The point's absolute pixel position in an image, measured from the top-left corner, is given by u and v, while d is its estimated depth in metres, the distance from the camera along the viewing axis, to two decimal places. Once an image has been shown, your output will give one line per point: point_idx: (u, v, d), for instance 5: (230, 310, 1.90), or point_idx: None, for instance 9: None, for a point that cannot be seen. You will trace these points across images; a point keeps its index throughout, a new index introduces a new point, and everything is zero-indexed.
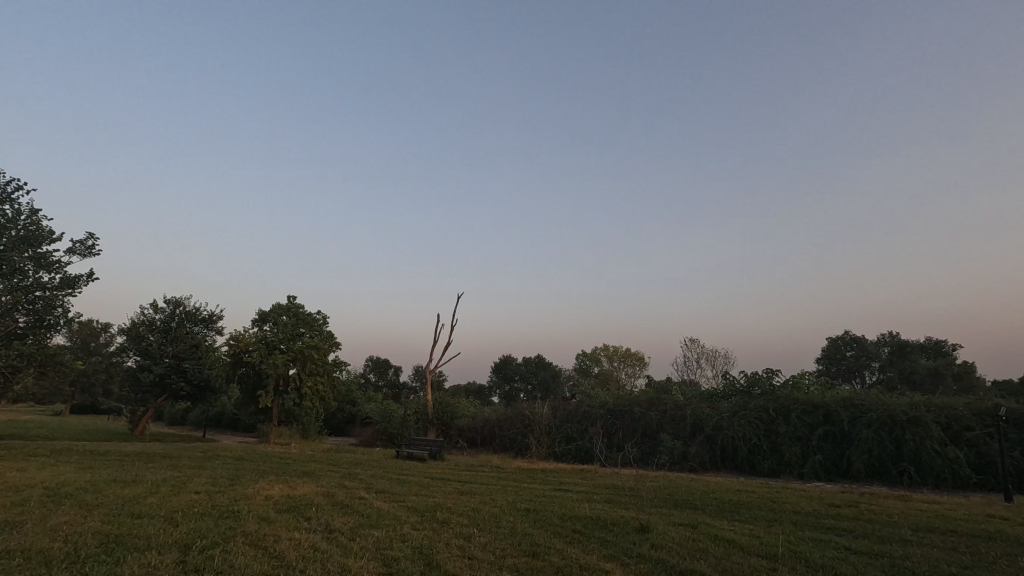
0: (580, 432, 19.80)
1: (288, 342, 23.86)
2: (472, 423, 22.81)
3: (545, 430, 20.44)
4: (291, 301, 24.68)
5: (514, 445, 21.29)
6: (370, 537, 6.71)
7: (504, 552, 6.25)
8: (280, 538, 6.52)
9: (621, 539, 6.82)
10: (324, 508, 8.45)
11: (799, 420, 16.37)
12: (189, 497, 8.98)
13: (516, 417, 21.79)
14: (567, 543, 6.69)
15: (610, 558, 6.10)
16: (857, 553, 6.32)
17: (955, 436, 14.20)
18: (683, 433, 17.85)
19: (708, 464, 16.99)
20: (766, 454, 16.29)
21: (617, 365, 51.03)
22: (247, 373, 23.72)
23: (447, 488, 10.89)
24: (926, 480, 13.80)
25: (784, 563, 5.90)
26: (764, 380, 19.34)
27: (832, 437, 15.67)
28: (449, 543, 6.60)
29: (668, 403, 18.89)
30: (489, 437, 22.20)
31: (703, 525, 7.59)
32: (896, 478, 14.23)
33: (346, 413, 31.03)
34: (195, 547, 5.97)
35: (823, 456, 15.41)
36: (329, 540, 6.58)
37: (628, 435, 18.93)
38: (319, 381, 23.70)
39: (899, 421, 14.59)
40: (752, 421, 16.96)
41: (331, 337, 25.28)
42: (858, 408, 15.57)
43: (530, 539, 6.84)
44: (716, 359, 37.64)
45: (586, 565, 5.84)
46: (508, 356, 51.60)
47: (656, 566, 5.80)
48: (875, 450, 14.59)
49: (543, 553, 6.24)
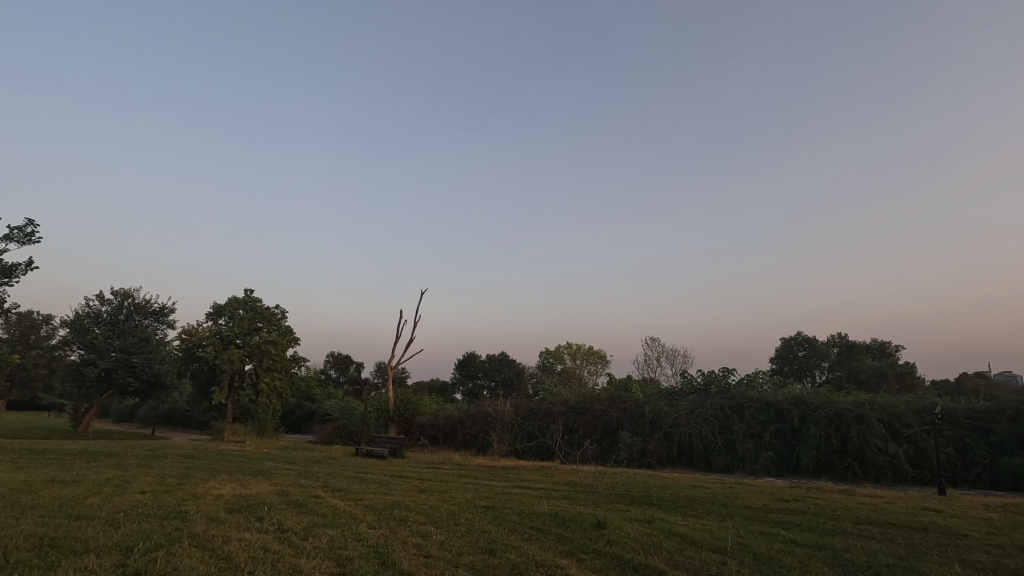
0: (541, 429, 19.94)
1: (244, 337, 23.17)
2: (434, 420, 22.63)
3: (506, 427, 20.48)
4: (248, 293, 23.98)
5: (476, 441, 21.26)
6: (324, 537, 6.57)
7: (461, 549, 6.25)
8: (230, 538, 6.33)
9: (578, 536, 6.90)
10: (277, 507, 8.24)
11: (753, 418, 16.91)
12: (133, 497, 8.60)
13: (479, 413, 21.76)
14: (524, 540, 6.72)
15: (567, 554, 6.16)
16: (802, 546, 6.57)
17: (896, 432, 14.94)
18: (642, 431, 18.21)
19: (666, 460, 17.33)
20: (720, 450, 16.73)
21: (580, 363, 51.59)
22: (200, 369, 22.91)
23: (406, 486, 10.80)
24: (868, 475, 14.43)
25: (733, 557, 6.08)
26: (720, 378, 19.86)
27: (783, 434, 16.28)
28: (406, 541, 6.53)
29: (628, 401, 19.23)
30: (451, 434, 22.06)
31: (658, 520, 7.77)
32: (841, 473, 14.85)
33: (305, 409, 30.33)
34: (137, 549, 5.73)
35: (775, 452, 15.96)
36: (281, 541, 6.42)
37: (588, 432, 19.14)
38: (277, 377, 23.08)
39: (845, 418, 15.29)
40: (708, 419, 17.45)
41: (290, 332, 24.71)
42: (808, 406, 16.26)
43: (487, 536, 6.84)
44: (676, 358, 38.62)
45: (542, 561, 5.89)
46: (472, 353, 51.34)
47: (611, 562, 5.89)
48: (823, 446, 15.20)
49: (498, 551, 6.26)
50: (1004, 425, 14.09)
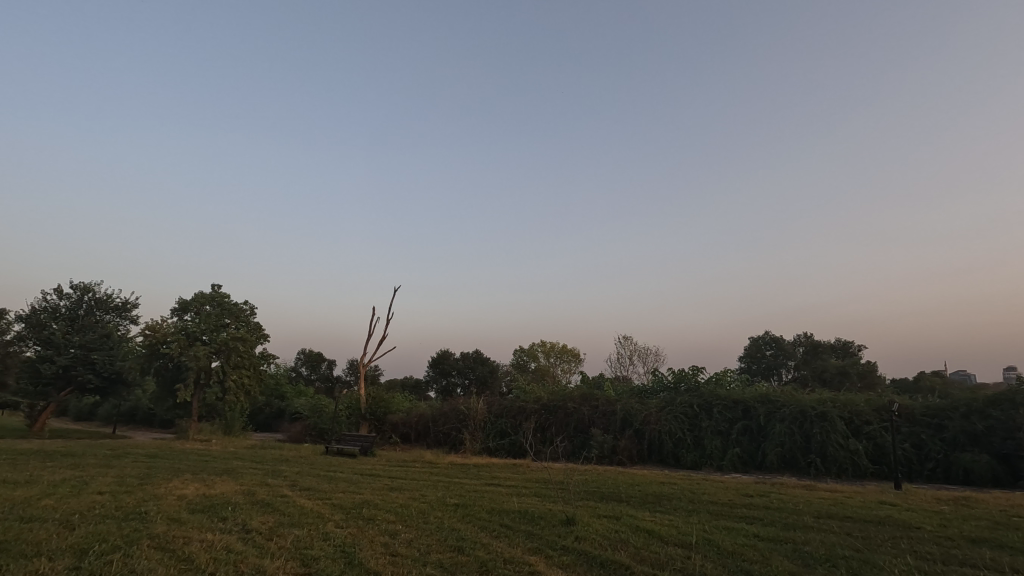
0: (514, 427, 19.96)
1: (211, 334, 22.65)
2: (407, 418, 22.48)
3: (479, 425, 20.44)
4: (216, 289, 23.41)
5: (448, 440, 21.20)
6: (289, 537, 6.48)
7: (429, 548, 6.21)
8: (190, 539, 6.17)
9: (547, 532, 6.95)
10: (242, 507, 8.08)
11: (721, 415, 17.24)
12: (91, 498, 8.34)
13: (451, 411, 21.65)
14: (494, 538, 6.73)
15: (535, 551, 6.20)
16: (764, 539, 6.74)
17: (856, 429, 15.45)
18: (613, 428, 18.41)
19: (636, 457, 17.56)
20: (689, 447, 17.05)
21: (553, 361, 51.94)
22: (165, 366, 22.27)
23: (376, 484, 10.71)
24: (830, 470, 14.88)
25: (697, 551, 6.21)
26: (690, 376, 20.22)
27: (749, 431, 16.66)
28: (374, 541, 6.46)
29: (600, 399, 19.41)
30: (423, 432, 21.93)
31: (626, 516, 7.87)
32: (804, 469, 15.27)
33: (274, 407, 29.79)
34: (92, 551, 5.55)
35: (741, 449, 16.33)
36: (244, 541, 6.30)
37: (560, 430, 19.27)
38: (245, 374, 22.60)
39: (809, 415, 15.74)
40: (677, 416, 17.75)
41: (259, 329, 24.26)
42: (774, 404, 16.68)
43: (456, 534, 6.82)
44: (648, 356, 39.15)
45: (511, 558, 5.91)
46: (446, 351, 51.08)
47: (578, 558, 5.95)
48: (787, 443, 15.62)
49: (467, 548, 6.25)
50: (957, 421, 14.68)
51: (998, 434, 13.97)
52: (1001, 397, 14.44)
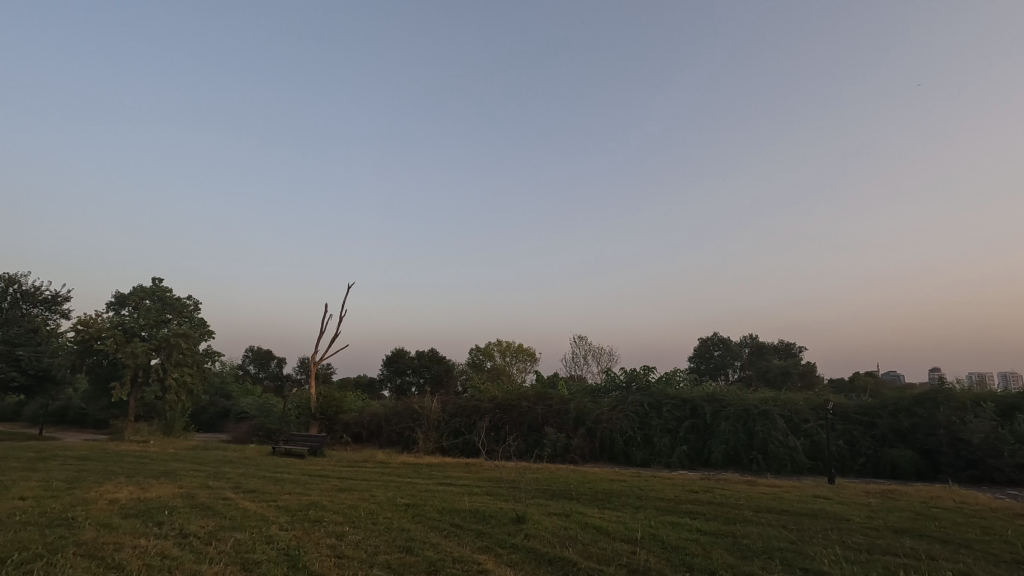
0: (468, 426, 19.92)
1: (151, 329, 21.58)
2: (359, 418, 22.08)
3: (432, 425, 20.29)
4: (157, 283, 22.33)
5: (401, 439, 20.93)
6: (229, 540, 6.25)
7: (377, 549, 6.13)
8: (122, 546, 5.87)
9: (497, 531, 6.97)
10: (180, 511, 7.75)
11: (670, 413, 17.75)
12: (11, 504, 7.79)
13: (405, 410, 21.37)
14: (443, 537, 6.71)
15: (484, 549, 6.22)
16: (706, 534, 6.98)
17: (795, 426, 16.20)
18: (566, 426, 18.63)
19: (588, 455, 17.85)
20: (640, 445, 17.47)
21: (509, 360, 52.13)
22: (99, 363, 21.03)
23: (325, 486, 10.45)
24: (770, 466, 15.53)
25: (642, 546, 6.37)
26: (641, 376, 20.68)
27: (696, 428, 17.22)
28: (320, 542, 6.33)
29: (553, 398, 19.59)
30: (376, 432, 21.58)
31: (575, 513, 7.99)
32: (746, 465, 15.91)
33: (219, 407, 28.66)
34: (9, 561, 5.19)
35: (689, 446, 16.85)
36: (181, 546, 6.04)
37: (514, 429, 19.38)
38: (187, 372, 21.62)
39: (752, 414, 16.40)
40: (628, 415, 18.14)
41: (204, 325, 23.34)
42: (720, 403, 17.29)
43: (406, 535, 6.75)
44: (602, 356, 39.83)
45: (459, 557, 5.89)
46: (401, 349, 50.39)
47: (527, 556, 6.00)
48: (731, 440, 16.23)
49: (416, 548, 6.20)
50: (886, 419, 15.61)
51: (922, 431, 14.95)
52: (925, 396, 15.45)
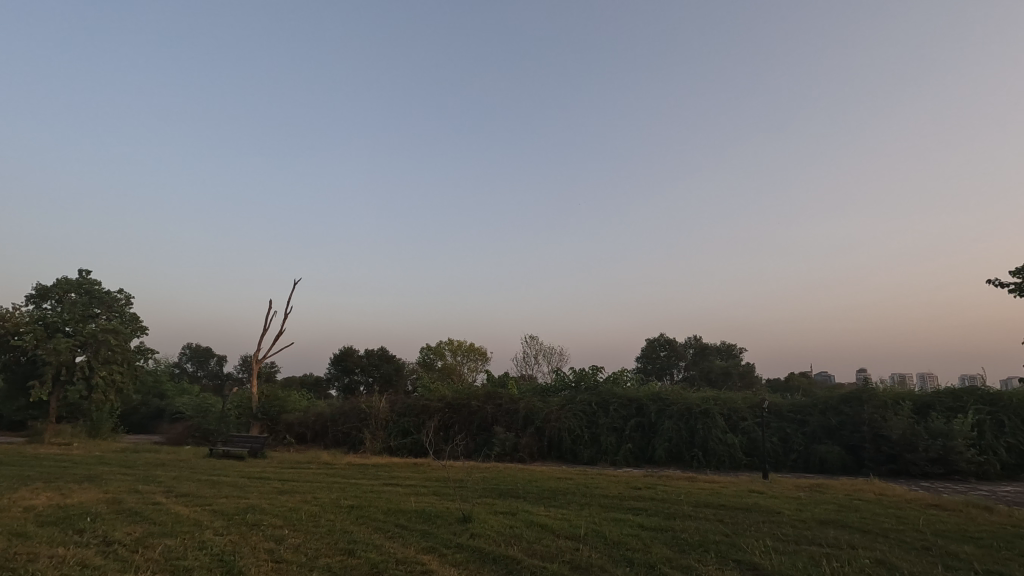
0: (417, 426, 19.69)
1: (76, 324, 20.25)
2: (303, 418, 21.44)
3: (380, 425, 19.95)
4: (84, 275, 20.95)
5: (347, 440, 20.49)
6: (159, 547, 5.95)
7: (318, 553, 5.98)
8: (38, 556, 5.48)
9: (443, 531, 6.94)
10: (104, 517, 7.30)
11: (617, 412, 18.17)
12: None
13: (351, 410, 20.91)
14: (387, 539, 6.62)
15: (429, 550, 6.17)
16: (647, 529, 7.18)
17: (734, 424, 16.92)
18: (515, 426, 18.73)
19: (536, 454, 18.01)
20: (587, 443, 17.78)
21: (460, 360, 51.88)
22: (15, 361, 19.53)
23: (265, 488, 10.11)
24: (710, 462, 16.15)
25: (586, 543, 6.50)
26: (590, 376, 21.00)
27: (641, 427, 17.69)
28: (257, 547, 6.13)
29: (503, 397, 19.65)
30: (321, 432, 21.02)
31: (521, 512, 8.06)
32: (688, 462, 16.48)
33: (151, 407, 27.17)
34: None
35: (633, 444, 17.29)
36: (104, 554, 5.70)
37: (463, 429, 19.32)
38: (117, 371, 20.41)
39: (694, 412, 17.01)
40: (577, 414, 18.41)
41: (136, 320, 22.09)
42: (664, 402, 17.83)
43: (348, 537, 6.62)
44: (552, 356, 40.24)
45: (403, 558, 5.83)
46: (349, 348, 49.23)
47: (472, 555, 6.01)
48: (674, 437, 16.77)
49: (358, 550, 6.09)
50: (816, 416, 16.51)
51: (847, 428, 15.92)
52: (851, 395, 16.46)
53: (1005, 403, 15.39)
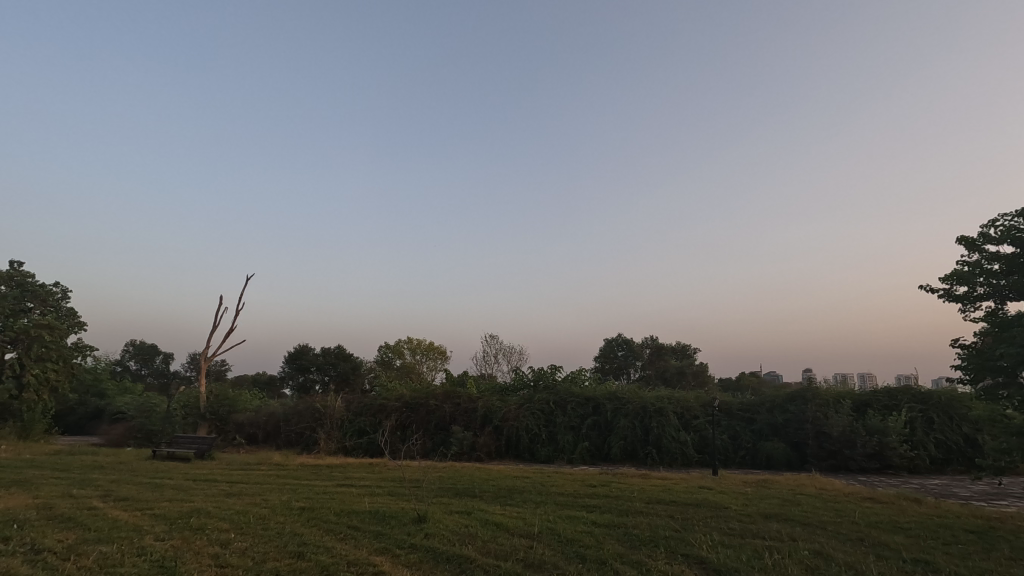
0: (373, 425, 19.38)
1: (6, 319, 19.02)
2: (254, 418, 20.81)
3: (335, 424, 19.56)
4: (16, 267, 19.71)
5: (301, 440, 20.00)
6: (93, 554, 5.66)
7: (265, 556, 5.82)
8: None
9: (396, 531, 6.86)
10: (33, 524, 6.88)
11: (574, 411, 18.40)
12: None
13: (305, 409, 20.40)
14: (339, 541, 6.49)
15: (382, 551, 6.09)
16: (600, 526, 7.31)
17: (686, 422, 17.40)
18: (473, 425, 18.70)
19: (493, 453, 18.03)
20: (544, 442, 17.93)
21: (419, 358, 51.30)
22: None
23: (212, 490, 9.77)
24: (663, 460, 16.56)
25: (540, 540, 6.55)
26: (548, 375, 21.13)
27: (598, 426, 17.98)
28: (201, 552, 5.90)
29: (462, 396, 19.57)
30: (273, 432, 20.44)
31: (476, 511, 8.05)
32: (642, 459, 16.85)
33: (89, 407, 25.77)
34: None
35: (590, 443, 17.54)
36: (32, 563, 5.38)
37: (421, 428, 19.15)
38: (51, 369, 19.29)
39: (649, 411, 17.41)
40: (535, 413, 18.52)
41: (73, 316, 20.95)
42: (620, 400, 18.19)
43: (298, 539, 6.47)
44: (512, 355, 40.38)
45: (354, 560, 5.74)
46: (305, 346, 48.00)
47: (426, 555, 5.97)
48: (629, 436, 17.11)
49: (308, 553, 5.95)
50: (763, 414, 17.17)
51: (792, 425, 16.61)
52: (796, 394, 17.19)
53: (935, 401, 16.38)
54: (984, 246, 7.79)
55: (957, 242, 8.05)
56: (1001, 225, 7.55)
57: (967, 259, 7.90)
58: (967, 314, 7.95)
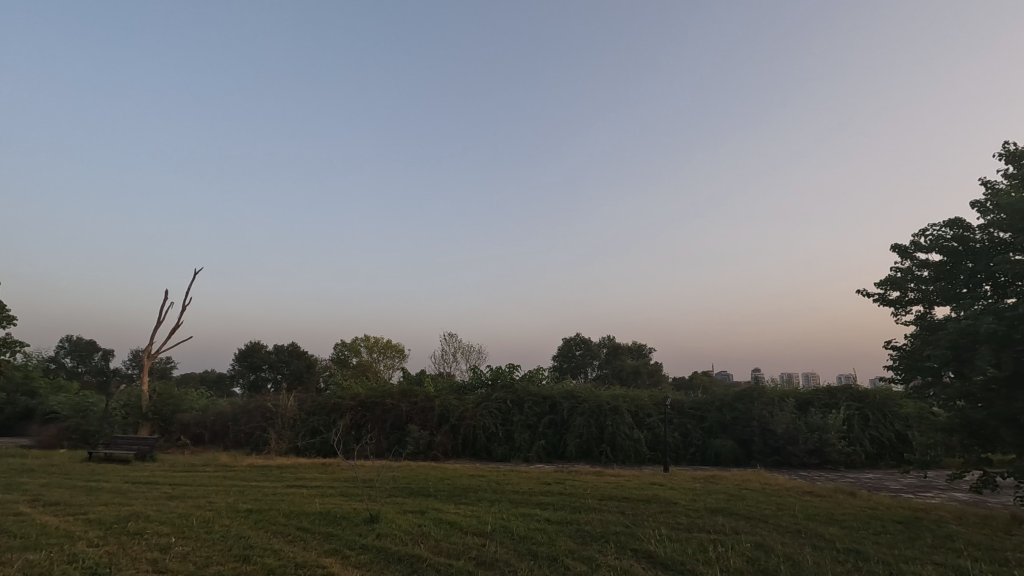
0: (327, 425, 18.95)
1: None
2: (201, 418, 20.16)
3: (287, 424, 19.07)
4: None
5: (250, 440, 19.42)
6: (18, 563, 5.34)
7: (208, 560, 5.62)
8: None
9: (348, 532, 6.75)
10: None
11: (531, 410, 18.56)
12: None
13: (255, 409, 19.80)
14: (287, 543, 6.34)
15: (332, 553, 5.98)
16: (553, 523, 7.40)
17: (640, 420, 17.80)
18: (430, 423, 18.57)
19: (450, 452, 17.94)
20: (500, 440, 17.99)
21: (376, 357, 50.61)
22: None
23: (153, 493, 9.36)
24: (617, 457, 16.88)
25: (493, 538, 6.58)
26: (506, 374, 21.19)
27: (554, 424, 18.18)
28: (138, 557, 5.65)
29: (419, 395, 19.39)
30: (221, 433, 19.86)
31: (430, 510, 8.02)
32: (596, 457, 17.13)
33: (18, 407, 24.23)
34: None
35: (546, 441, 17.71)
36: None
37: (376, 428, 18.87)
38: None
39: (604, 409, 17.73)
40: (492, 412, 18.56)
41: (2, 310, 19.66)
42: (576, 399, 18.46)
43: (244, 542, 6.29)
44: (470, 353, 40.32)
45: (303, 562, 5.61)
46: (257, 343, 46.56)
47: (377, 555, 5.90)
48: (585, 434, 17.36)
49: (254, 556, 5.79)
50: (713, 413, 17.74)
51: (740, 423, 17.23)
52: (743, 393, 17.85)
53: (870, 399, 17.32)
54: (915, 254, 8.30)
55: (891, 249, 8.54)
56: (930, 235, 8.06)
57: (900, 265, 8.39)
58: (898, 316, 8.45)
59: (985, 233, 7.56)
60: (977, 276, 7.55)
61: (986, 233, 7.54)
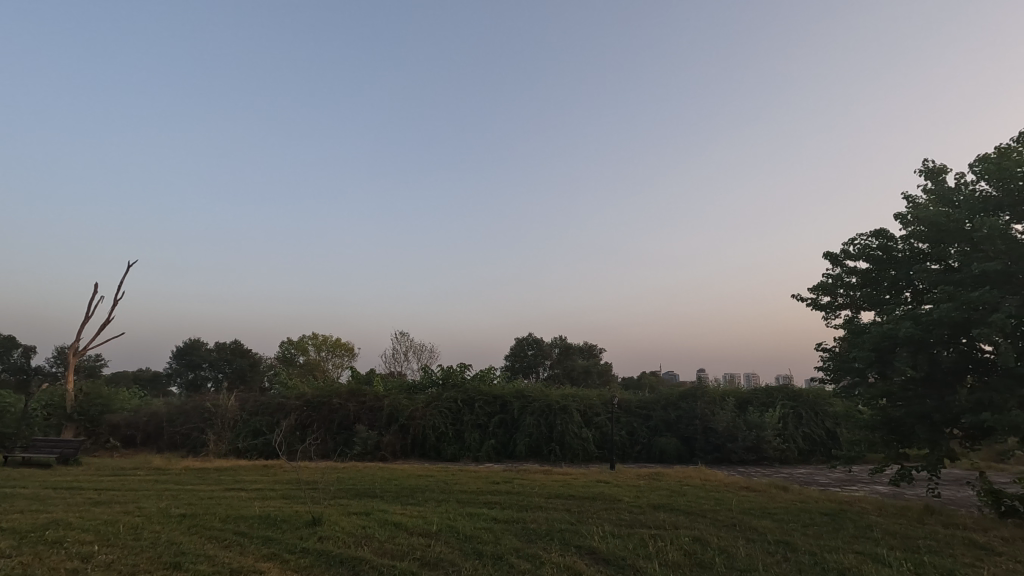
0: (270, 426, 18.29)
1: None
2: (132, 419, 19.07)
3: (227, 424, 18.33)
4: None
5: (187, 442, 18.55)
6: None
7: (136, 569, 5.33)
8: None
9: (288, 536, 6.55)
10: None
11: (481, 409, 18.55)
12: None
13: (192, 409, 18.91)
14: (222, 548, 6.09)
15: (270, 557, 5.79)
16: (499, 522, 7.42)
17: (588, 419, 18.10)
18: (379, 423, 18.26)
19: (398, 452, 17.71)
20: (450, 440, 17.89)
21: (324, 355, 49.34)
22: None
23: (76, 499, 8.79)
24: (565, 456, 17.11)
25: (439, 538, 6.55)
26: (457, 373, 21.07)
27: (504, 423, 18.24)
28: (56, 568, 5.30)
29: (367, 395, 19.01)
30: (155, 434, 18.89)
31: (375, 512, 7.89)
32: (545, 455, 17.30)
33: None
34: None
35: (496, 440, 17.75)
36: None
37: (322, 428, 18.40)
38: None
39: (553, 409, 17.93)
40: (442, 411, 18.43)
41: None
42: (526, 399, 18.57)
43: (176, 548, 6.01)
44: (422, 352, 39.87)
45: (239, 568, 5.41)
46: (196, 340, 44.51)
47: (318, 559, 5.76)
48: (534, 433, 17.51)
49: (186, 563, 5.53)
50: (658, 411, 18.23)
51: (683, 421, 17.79)
52: (687, 393, 18.44)
53: (804, 399, 18.26)
54: (844, 261, 8.80)
55: (823, 256, 9.03)
56: (858, 243, 8.57)
57: (831, 271, 8.87)
58: (829, 320, 8.94)
59: (906, 243, 8.11)
60: (898, 284, 8.09)
61: (907, 244, 8.09)
